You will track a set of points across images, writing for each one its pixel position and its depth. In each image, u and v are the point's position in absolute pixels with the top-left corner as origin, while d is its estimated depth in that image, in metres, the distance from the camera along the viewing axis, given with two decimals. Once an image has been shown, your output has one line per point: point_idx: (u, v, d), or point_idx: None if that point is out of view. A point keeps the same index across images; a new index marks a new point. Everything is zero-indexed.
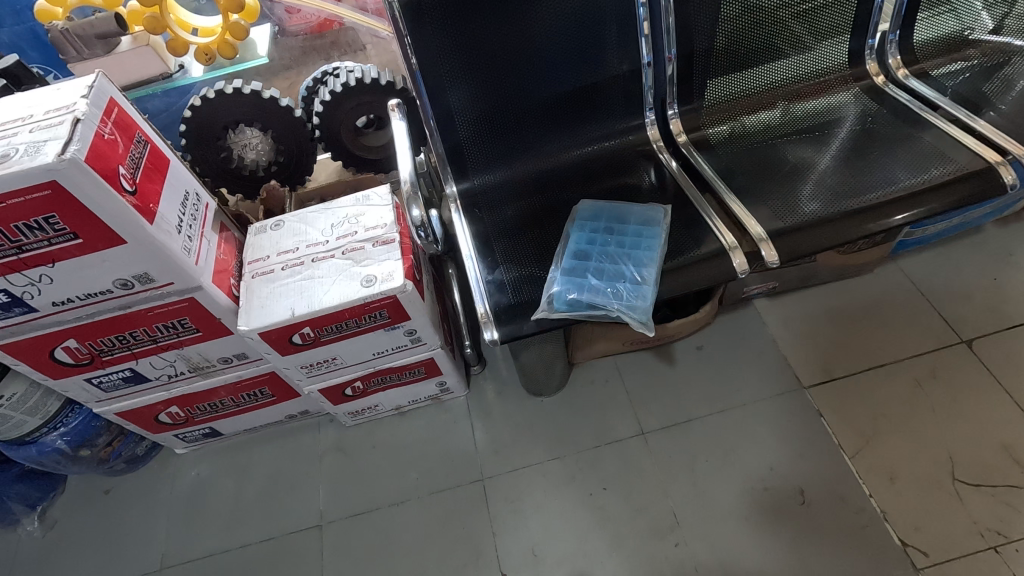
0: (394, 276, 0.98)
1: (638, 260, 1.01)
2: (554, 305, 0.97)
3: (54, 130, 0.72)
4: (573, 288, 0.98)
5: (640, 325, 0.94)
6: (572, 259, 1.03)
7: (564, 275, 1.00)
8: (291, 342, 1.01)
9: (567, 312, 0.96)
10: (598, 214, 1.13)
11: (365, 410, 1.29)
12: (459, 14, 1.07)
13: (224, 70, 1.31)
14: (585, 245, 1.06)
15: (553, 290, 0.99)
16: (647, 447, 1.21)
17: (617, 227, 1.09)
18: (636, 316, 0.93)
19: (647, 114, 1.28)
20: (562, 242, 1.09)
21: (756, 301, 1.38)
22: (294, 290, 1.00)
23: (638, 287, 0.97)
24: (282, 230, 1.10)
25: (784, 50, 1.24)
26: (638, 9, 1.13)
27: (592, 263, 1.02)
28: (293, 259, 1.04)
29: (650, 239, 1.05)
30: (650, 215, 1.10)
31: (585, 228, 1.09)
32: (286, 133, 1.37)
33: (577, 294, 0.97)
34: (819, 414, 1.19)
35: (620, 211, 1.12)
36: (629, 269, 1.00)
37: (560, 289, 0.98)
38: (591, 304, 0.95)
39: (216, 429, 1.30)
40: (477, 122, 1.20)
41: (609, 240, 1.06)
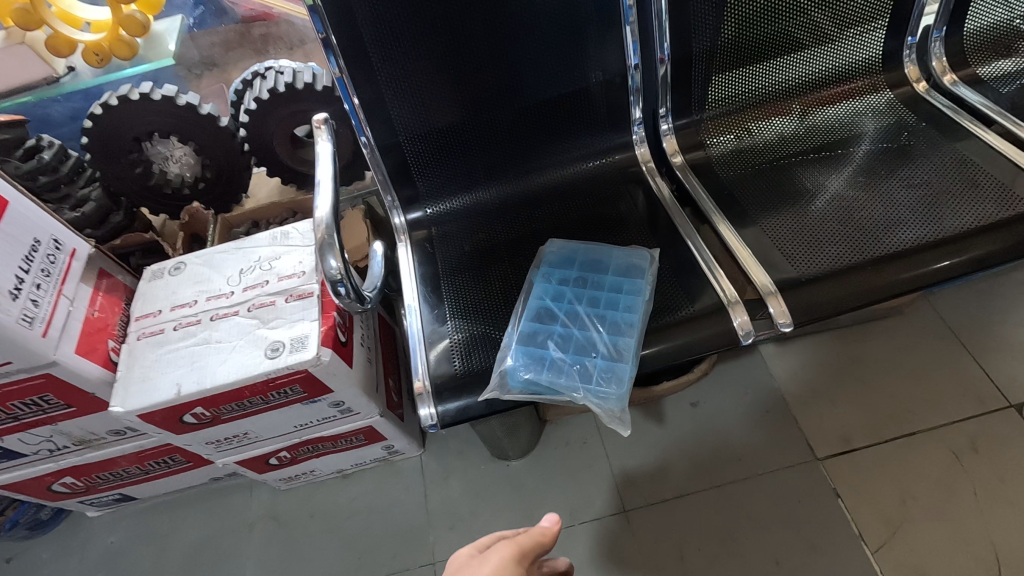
0: (306, 344, 0.79)
1: (614, 326, 0.83)
2: (509, 384, 0.79)
3: None
4: (531, 364, 0.80)
5: (615, 417, 0.77)
6: (533, 321, 0.85)
7: (522, 343, 0.82)
8: (184, 421, 0.82)
9: (523, 394, 0.78)
10: (569, 257, 0.93)
11: (300, 474, 1.11)
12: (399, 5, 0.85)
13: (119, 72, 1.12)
14: (549, 302, 0.88)
15: (507, 362, 0.80)
16: (630, 528, 1.02)
17: (592, 278, 0.90)
18: (609, 405, 0.77)
19: (635, 128, 1.05)
20: (524, 293, 0.90)
21: (764, 347, 1.17)
22: (184, 359, 0.80)
23: (612, 364, 0.80)
24: (181, 275, 0.90)
25: (800, 48, 1.01)
26: None
27: (557, 328, 0.84)
28: (189, 316, 0.84)
29: (632, 295, 0.86)
30: (632, 261, 0.91)
31: (552, 277, 0.91)
32: (210, 146, 1.16)
33: (534, 372, 0.79)
34: (836, 493, 0.99)
35: (597, 255, 0.93)
36: (602, 338, 0.82)
37: (516, 363, 0.80)
38: (552, 386, 0.78)
39: (129, 493, 1.12)
40: (425, 140, 0.98)
41: (580, 296, 0.88)
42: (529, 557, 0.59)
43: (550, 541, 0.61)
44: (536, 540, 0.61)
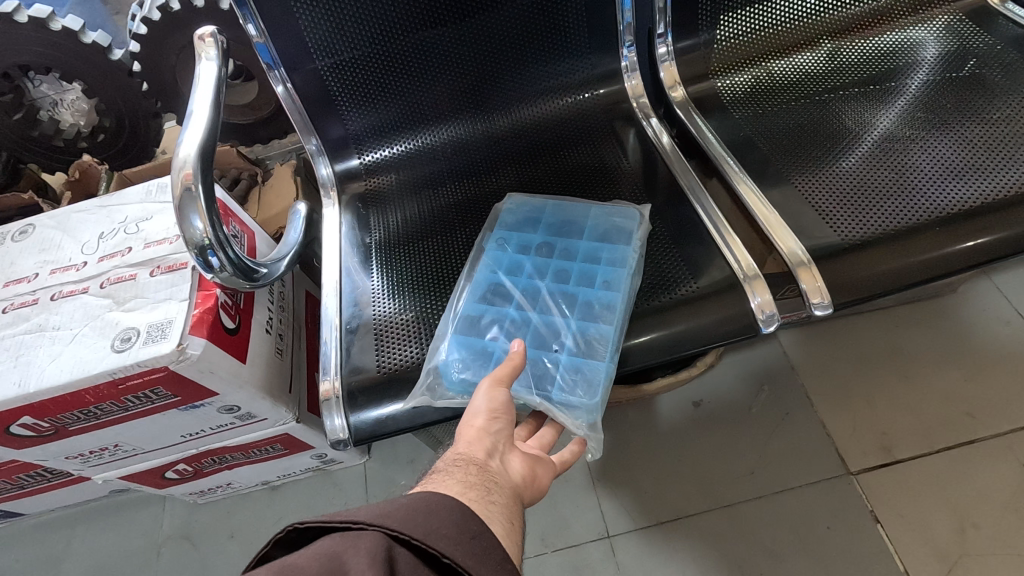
0: (167, 333, 0.58)
1: (587, 309, 0.63)
2: (442, 386, 0.59)
3: None
4: (473, 362, 0.60)
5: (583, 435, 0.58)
6: (479, 302, 0.65)
7: (462, 333, 0.63)
8: (17, 434, 0.62)
9: (458, 400, 0.58)
10: (533, 218, 0.73)
11: (216, 487, 0.92)
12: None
13: None
14: (503, 275, 0.67)
15: (440, 356, 0.61)
16: (615, 558, 0.82)
17: (560, 245, 0.69)
18: (572, 419, 0.57)
19: (626, 52, 0.81)
20: (471, 263, 0.69)
21: (781, 334, 0.96)
22: (8, 351, 0.60)
23: (580, 361, 0.60)
24: (26, 241, 0.69)
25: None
26: None
27: (510, 312, 0.64)
28: (25, 295, 0.64)
29: (612, 268, 0.65)
30: (615, 224, 0.69)
31: (509, 242, 0.70)
32: (103, 85, 0.94)
33: (475, 372, 0.59)
34: (873, 517, 0.79)
35: (569, 216, 0.72)
36: (569, 326, 0.62)
37: (452, 358, 0.61)
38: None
39: (11, 509, 0.93)
40: (348, 67, 0.75)
41: (544, 268, 0.67)
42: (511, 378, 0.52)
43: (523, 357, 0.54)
44: (511, 365, 0.53)
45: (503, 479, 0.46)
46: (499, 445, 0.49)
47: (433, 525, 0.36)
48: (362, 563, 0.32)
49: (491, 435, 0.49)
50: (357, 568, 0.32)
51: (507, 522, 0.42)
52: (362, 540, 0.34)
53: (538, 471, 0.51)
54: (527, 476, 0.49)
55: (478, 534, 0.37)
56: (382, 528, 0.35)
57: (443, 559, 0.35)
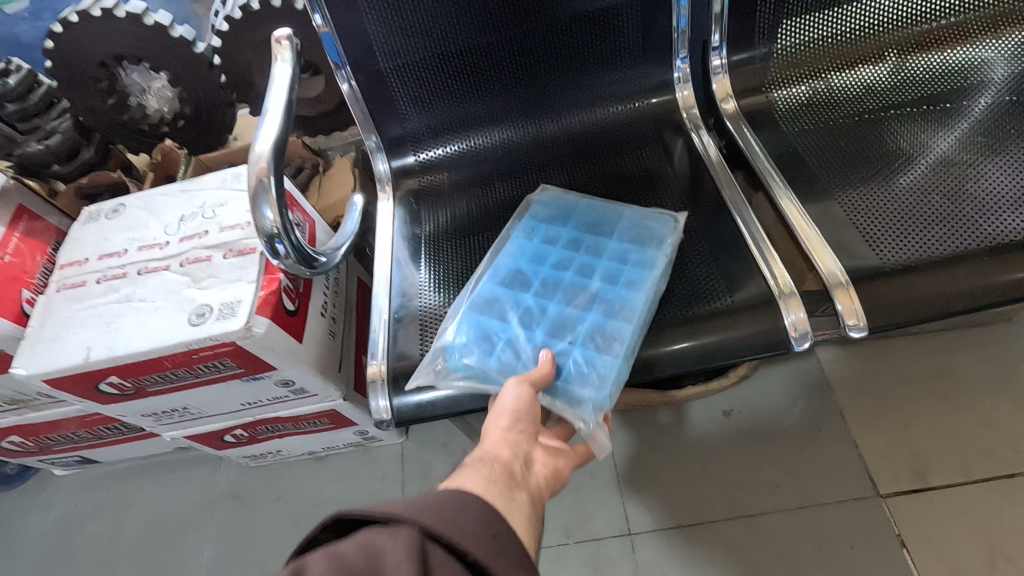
0: (237, 311, 0.64)
1: (607, 305, 0.65)
2: (449, 366, 0.64)
3: None
4: (479, 344, 0.64)
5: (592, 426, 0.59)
6: (498, 285, 0.69)
7: (474, 313, 0.67)
8: (104, 391, 0.69)
9: (465, 380, 0.63)
10: (564, 212, 0.76)
11: (267, 453, 0.99)
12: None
13: None
14: (525, 264, 0.70)
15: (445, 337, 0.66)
16: (635, 553, 0.84)
17: (587, 240, 0.72)
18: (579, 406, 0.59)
19: (679, 63, 0.82)
20: (497, 250, 0.74)
21: (821, 351, 0.95)
22: (100, 318, 0.67)
23: (593, 354, 0.62)
24: (117, 220, 0.76)
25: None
26: None
27: (526, 298, 0.67)
28: (116, 269, 0.71)
29: (636, 269, 0.67)
30: (646, 229, 0.71)
31: (536, 231, 0.74)
32: (187, 76, 1.02)
33: (479, 354, 0.64)
34: (898, 540, 0.78)
35: (601, 216, 0.74)
36: (585, 318, 0.65)
37: (459, 341, 0.65)
38: (499, 375, 0.62)
39: (89, 457, 1.03)
40: (412, 69, 0.80)
41: (567, 260, 0.70)
42: (537, 382, 0.58)
43: (552, 366, 0.60)
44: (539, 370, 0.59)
45: (524, 478, 0.51)
46: (523, 443, 0.54)
47: (461, 523, 0.38)
48: (398, 558, 0.34)
49: (513, 435, 0.54)
50: (395, 561, 0.34)
51: (527, 516, 0.47)
52: (398, 534, 0.36)
53: (558, 462, 0.58)
54: (551, 473, 0.55)
55: (500, 533, 0.39)
56: (414, 523, 0.37)
57: (466, 557, 0.37)
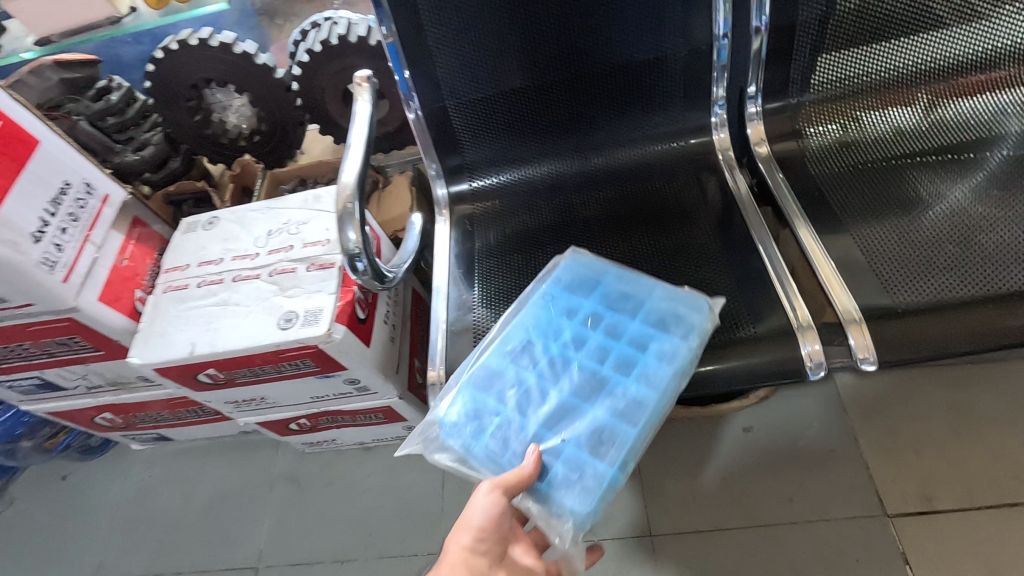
0: (319, 318, 0.74)
1: (610, 402, 0.65)
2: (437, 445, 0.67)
3: None
4: (471, 425, 0.67)
5: (563, 538, 0.61)
6: (502, 359, 0.71)
7: (474, 388, 0.69)
8: (199, 380, 0.80)
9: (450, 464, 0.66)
10: (591, 281, 0.76)
11: (323, 441, 1.10)
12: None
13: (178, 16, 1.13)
14: (536, 336, 0.72)
15: (441, 408, 0.69)
16: (654, 554, 0.92)
17: (604, 317, 0.72)
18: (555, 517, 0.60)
19: (715, 110, 0.90)
20: (511, 316, 0.75)
21: (839, 377, 1.02)
22: (202, 318, 0.78)
23: (582, 458, 0.63)
24: (213, 231, 0.87)
25: (945, 15, 0.78)
26: None
27: (528, 379, 0.69)
28: (213, 275, 0.82)
29: (650, 364, 0.67)
30: (675, 314, 0.70)
31: (556, 300, 0.74)
32: (265, 99, 1.14)
33: (470, 438, 0.66)
34: (903, 558, 0.85)
35: (628, 291, 0.73)
36: (583, 412, 0.65)
37: (451, 415, 0.68)
38: (484, 463, 0.65)
39: (165, 435, 1.16)
40: (474, 107, 0.89)
41: (579, 338, 0.71)
42: (511, 492, 0.59)
43: (531, 475, 0.61)
44: (517, 476, 0.60)
45: None
46: (481, 567, 0.58)
47: None
48: None
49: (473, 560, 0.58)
50: None
51: None
52: None
53: None
54: None
55: None
56: None
57: None
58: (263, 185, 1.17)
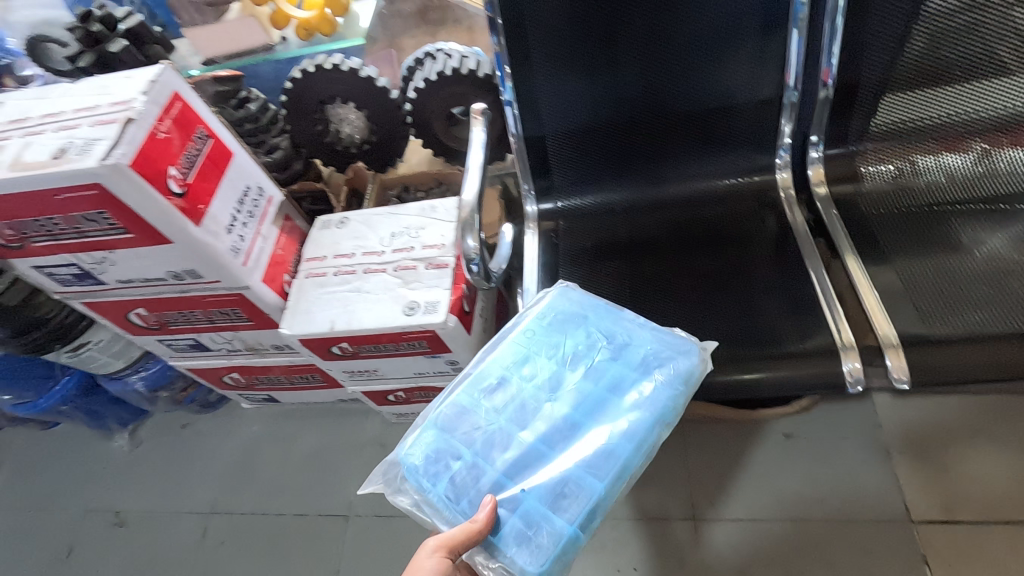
0: (437, 308, 0.91)
1: (579, 451, 0.66)
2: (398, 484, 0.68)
3: (108, 129, 0.71)
4: (432, 462, 0.68)
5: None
6: (473, 395, 0.72)
7: (440, 425, 0.70)
8: (332, 351, 0.99)
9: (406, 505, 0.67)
10: (576, 321, 0.79)
11: (409, 413, 1.27)
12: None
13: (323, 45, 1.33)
14: (512, 373, 0.74)
15: (403, 447, 0.70)
16: (695, 534, 1.06)
17: (583, 359, 0.74)
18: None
19: (780, 153, 1.04)
20: (489, 351, 0.77)
21: (877, 396, 1.12)
22: (339, 301, 0.96)
23: (543, 511, 0.62)
24: (345, 229, 1.05)
25: (1009, 65, 0.83)
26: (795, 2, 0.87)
27: (498, 419, 0.70)
28: (347, 266, 1.00)
29: (626, 411, 0.68)
30: (659, 361, 0.73)
31: (537, 338, 0.77)
32: (378, 115, 1.31)
33: (430, 479, 0.67)
34: (922, 560, 0.95)
35: (610, 335, 0.76)
36: (550, 460, 0.66)
37: (414, 458, 0.68)
38: (442, 504, 0.65)
39: (275, 397, 1.36)
40: (569, 138, 1.04)
41: (556, 379, 0.72)
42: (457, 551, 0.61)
43: (481, 533, 0.61)
44: (466, 535, 0.61)
45: None
46: None
47: None
48: None
49: None
50: None
51: None
52: None
53: None
54: None
55: None
56: None
57: None
58: (374, 190, 1.38)
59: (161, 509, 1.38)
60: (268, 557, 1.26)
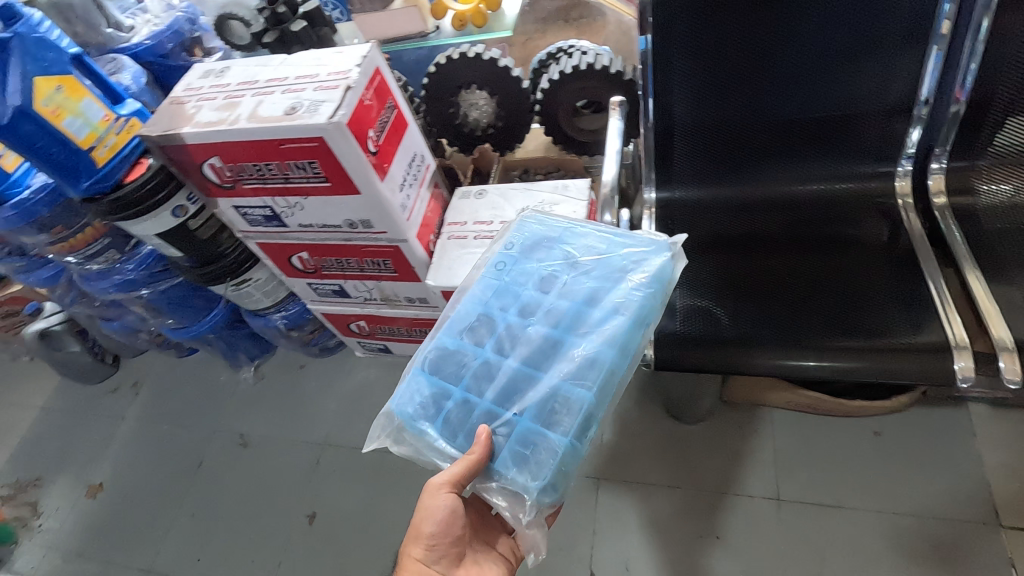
0: None
1: (563, 365, 0.77)
2: (398, 435, 0.79)
3: (331, 94, 0.87)
4: (428, 402, 0.79)
5: (527, 511, 0.72)
6: (456, 336, 0.83)
7: (430, 369, 0.81)
8: None
9: (407, 449, 0.79)
10: (542, 248, 0.90)
11: None
12: (708, 3, 1.00)
13: (473, 36, 1.46)
14: (489, 308, 0.85)
15: (398, 401, 0.80)
16: (779, 512, 1.13)
17: (555, 287, 0.85)
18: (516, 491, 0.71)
19: (902, 161, 1.11)
20: (465, 293, 0.88)
21: (974, 407, 1.17)
22: None
23: (537, 428, 0.74)
24: (483, 201, 1.17)
25: None
26: (939, 19, 0.95)
27: (483, 352, 0.81)
28: (486, 232, 1.12)
29: (601, 320, 0.80)
30: (623, 270, 0.84)
31: (510, 275, 0.88)
32: (509, 101, 1.43)
33: (429, 420, 0.78)
34: (1009, 563, 1.00)
35: (578, 260, 0.87)
36: (538, 379, 0.77)
37: (412, 407, 0.79)
38: (442, 438, 0.76)
39: (389, 347, 1.52)
40: (694, 133, 1.13)
41: (531, 307, 0.84)
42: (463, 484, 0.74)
43: (481, 465, 0.73)
44: (468, 470, 0.73)
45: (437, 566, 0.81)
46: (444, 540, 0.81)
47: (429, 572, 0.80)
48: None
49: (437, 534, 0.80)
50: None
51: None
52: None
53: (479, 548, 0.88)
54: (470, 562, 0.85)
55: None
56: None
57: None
58: (498, 171, 1.51)
59: (280, 436, 1.56)
60: (375, 486, 1.42)
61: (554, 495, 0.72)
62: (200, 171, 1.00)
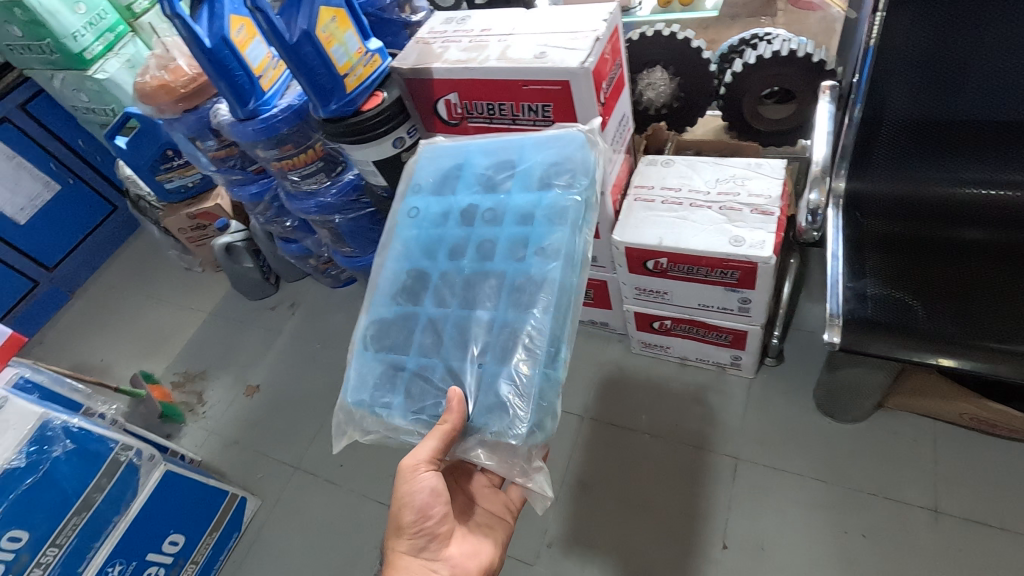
0: (763, 246, 1.04)
1: (511, 294, 0.83)
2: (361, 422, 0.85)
3: (580, 43, 0.95)
4: (385, 375, 0.85)
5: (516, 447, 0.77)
6: (397, 305, 0.89)
7: (376, 347, 0.87)
8: (644, 266, 1.17)
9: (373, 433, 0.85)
10: (453, 182, 0.97)
11: (657, 347, 1.42)
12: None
13: (674, 14, 1.55)
14: (419, 261, 0.92)
15: (354, 395, 0.85)
16: (934, 523, 1.11)
17: (474, 220, 0.92)
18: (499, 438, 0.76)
19: None
20: (385, 255, 0.94)
21: None
22: (666, 223, 1.13)
23: (497, 366, 0.79)
24: (671, 169, 1.22)
25: None
26: None
27: (427, 308, 0.88)
28: (673, 198, 1.16)
29: (536, 234, 0.87)
30: (535, 180, 0.92)
31: (426, 223, 0.95)
32: (694, 83, 1.47)
33: (389, 399, 0.83)
34: None
35: (497, 188, 0.94)
36: (486, 316, 0.83)
37: (368, 393, 0.84)
38: (405, 416, 0.82)
39: None
40: (904, 127, 1.09)
41: (458, 250, 0.90)
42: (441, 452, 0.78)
43: (455, 429, 0.77)
44: (443, 437, 0.77)
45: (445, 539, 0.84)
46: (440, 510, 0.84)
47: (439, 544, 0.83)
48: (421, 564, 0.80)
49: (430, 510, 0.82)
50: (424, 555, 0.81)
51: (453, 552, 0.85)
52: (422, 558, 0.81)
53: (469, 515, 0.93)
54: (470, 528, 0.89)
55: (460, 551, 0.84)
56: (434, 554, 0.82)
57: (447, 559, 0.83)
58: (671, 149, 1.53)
59: None
60: None
61: (541, 432, 0.78)
62: (433, 106, 1.11)
